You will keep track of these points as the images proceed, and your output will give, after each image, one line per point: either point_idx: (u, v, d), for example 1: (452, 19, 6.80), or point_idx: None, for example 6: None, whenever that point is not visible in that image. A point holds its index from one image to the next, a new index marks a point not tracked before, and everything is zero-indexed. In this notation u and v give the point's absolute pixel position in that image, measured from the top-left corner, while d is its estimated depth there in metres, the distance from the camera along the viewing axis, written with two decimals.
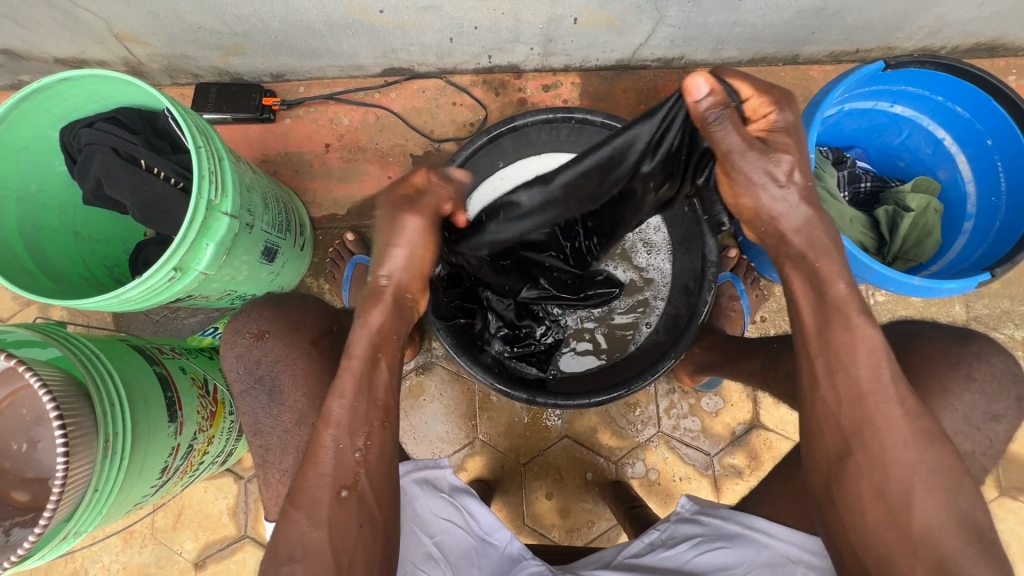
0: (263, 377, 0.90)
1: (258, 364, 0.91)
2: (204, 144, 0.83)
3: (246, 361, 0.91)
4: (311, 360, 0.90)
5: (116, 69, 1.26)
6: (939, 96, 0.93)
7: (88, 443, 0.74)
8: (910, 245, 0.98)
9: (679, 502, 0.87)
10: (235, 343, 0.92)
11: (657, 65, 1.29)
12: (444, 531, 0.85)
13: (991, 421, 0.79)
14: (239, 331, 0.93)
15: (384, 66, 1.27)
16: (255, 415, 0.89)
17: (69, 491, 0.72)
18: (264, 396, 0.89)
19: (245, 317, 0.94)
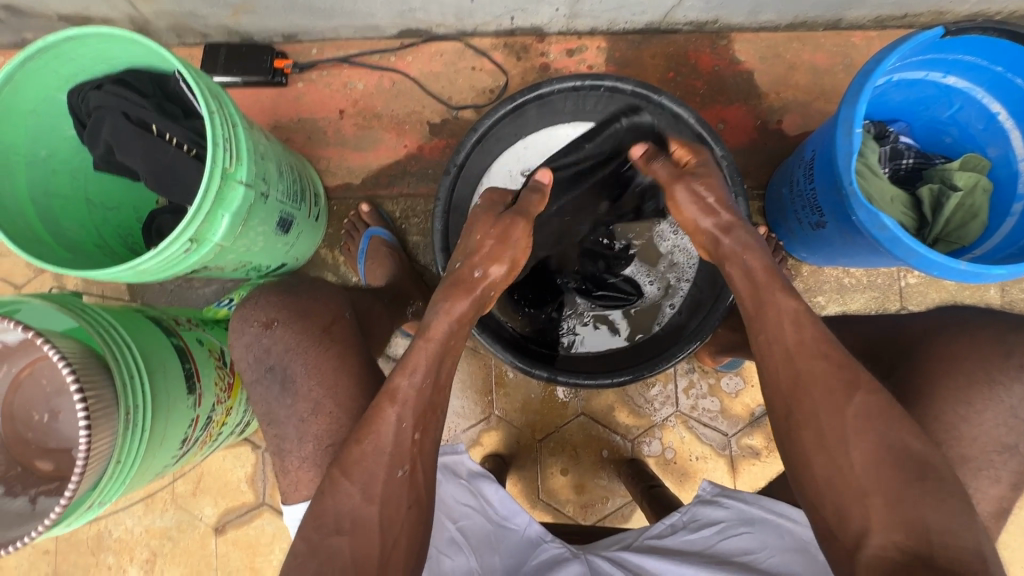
0: (274, 367, 0.85)
1: (269, 355, 0.86)
2: (217, 109, 0.79)
3: (256, 351, 0.86)
4: (327, 343, 0.88)
5: (122, 27, 1.21)
6: (998, 67, 0.86)
7: (110, 416, 0.74)
8: (952, 227, 0.93)
9: (700, 485, 0.87)
10: (246, 330, 0.87)
11: (689, 29, 1.22)
12: (464, 516, 0.85)
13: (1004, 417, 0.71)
14: (247, 320, 0.87)
15: (400, 27, 1.21)
16: (267, 404, 0.85)
17: (93, 463, 0.71)
18: (276, 387, 0.85)
19: (257, 298, 0.89)
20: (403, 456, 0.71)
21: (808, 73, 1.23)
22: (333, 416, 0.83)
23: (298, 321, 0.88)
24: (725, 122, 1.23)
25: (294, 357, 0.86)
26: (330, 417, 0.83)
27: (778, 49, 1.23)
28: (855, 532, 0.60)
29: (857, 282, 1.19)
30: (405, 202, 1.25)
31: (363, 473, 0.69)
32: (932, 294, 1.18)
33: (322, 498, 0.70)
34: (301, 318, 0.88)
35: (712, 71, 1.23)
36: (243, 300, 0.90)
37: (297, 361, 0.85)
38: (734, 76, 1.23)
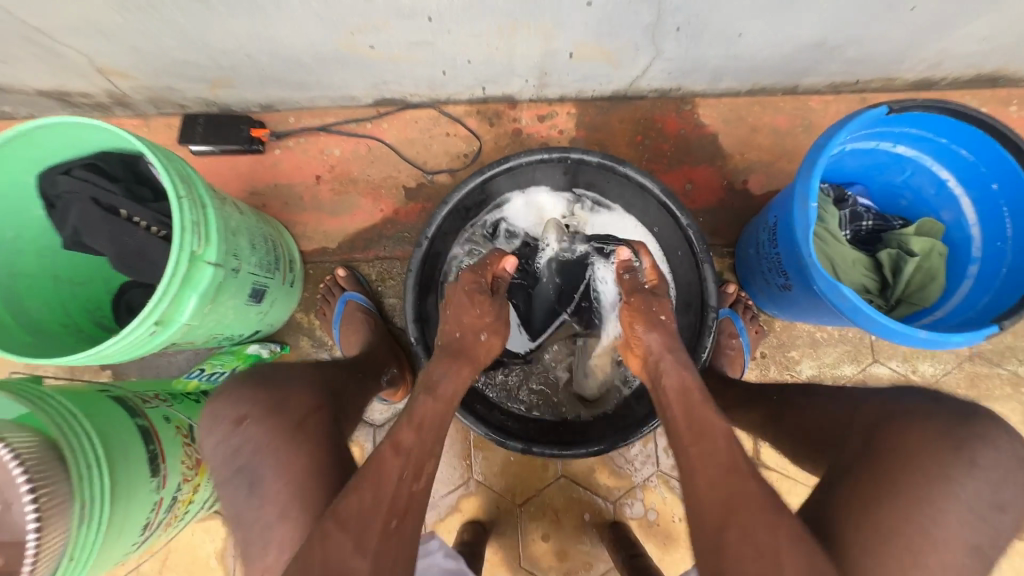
0: (243, 469, 0.71)
1: (237, 456, 0.72)
2: (187, 193, 0.81)
3: (223, 451, 0.72)
4: (301, 442, 0.73)
5: (100, 100, 1.22)
6: (942, 138, 0.90)
7: (64, 509, 0.72)
8: (914, 288, 0.95)
9: None
10: (212, 428, 0.74)
11: (654, 95, 1.27)
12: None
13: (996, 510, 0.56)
14: (218, 415, 0.74)
15: (376, 97, 1.24)
16: (234, 507, 0.71)
17: (43, 562, 0.68)
18: (243, 489, 0.71)
19: (226, 393, 0.76)
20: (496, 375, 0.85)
21: (770, 135, 1.28)
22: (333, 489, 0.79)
23: (276, 416, 0.74)
24: (693, 182, 1.27)
25: (264, 458, 0.71)
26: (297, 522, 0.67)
27: (740, 113, 1.28)
28: None
29: (830, 336, 1.20)
30: (381, 265, 1.26)
31: None
32: (902, 347, 1.21)
33: None
34: (281, 411, 0.74)
35: (678, 134, 1.28)
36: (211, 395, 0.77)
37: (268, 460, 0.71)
38: (699, 139, 1.28)
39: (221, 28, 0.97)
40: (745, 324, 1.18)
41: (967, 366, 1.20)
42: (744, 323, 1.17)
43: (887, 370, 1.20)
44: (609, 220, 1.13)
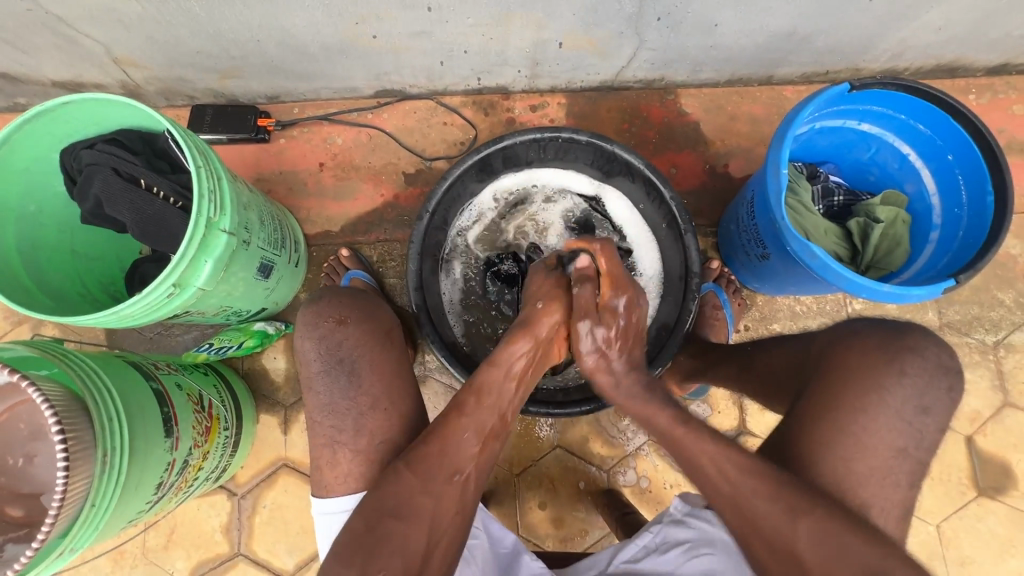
0: (345, 360, 0.80)
1: (340, 349, 0.80)
2: (204, 164, 0.86)
3: (328, 344, 0.80)
4: (388, 345, 0.83)
5: (113, 91, 1.28)
6: (901, 115, 0.98)
7: (87, 457, 0.76)
8: (882, 253, 1.02)
9: (674, 504, 0.86)
10: (317, 326, 0.81)
11: (639, 86, 1.35)
12: (470, 539, 0.87)
13: (921, 413, 0.67)
14: (320, 314, 0.81)
15: (377, 88, 1.31)
16: (330, 396, 0.79)
17: (67, 504, 0.73)
18: (342, 379, 0.79)
19: (330, 296, 0.83)
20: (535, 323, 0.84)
21: (748, 122, 1.36)
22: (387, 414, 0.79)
23: (370, 322, 0.83)
24: (677, 166, 1.34)
25: (361, 355, 0.80)
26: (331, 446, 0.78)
27: (720, 102, 1.36)
28: (786, 536, 0.65)
29: (808, 309, 1.27)
30: (382, 247, 1.32)
31: None
32: (877, 318, 1.28)
33: None
34: (374, 318, 0.83)
35: (662, 122, 1.36)
36: (312, 299, 0.84)
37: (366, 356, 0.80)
38: (683, 126, 1.36)
39: (234, 19, 1.04)
40: (729, 298, 1.24)
41: (938, 335, 1.27)
42: (728, 296, 1.24)
43: None
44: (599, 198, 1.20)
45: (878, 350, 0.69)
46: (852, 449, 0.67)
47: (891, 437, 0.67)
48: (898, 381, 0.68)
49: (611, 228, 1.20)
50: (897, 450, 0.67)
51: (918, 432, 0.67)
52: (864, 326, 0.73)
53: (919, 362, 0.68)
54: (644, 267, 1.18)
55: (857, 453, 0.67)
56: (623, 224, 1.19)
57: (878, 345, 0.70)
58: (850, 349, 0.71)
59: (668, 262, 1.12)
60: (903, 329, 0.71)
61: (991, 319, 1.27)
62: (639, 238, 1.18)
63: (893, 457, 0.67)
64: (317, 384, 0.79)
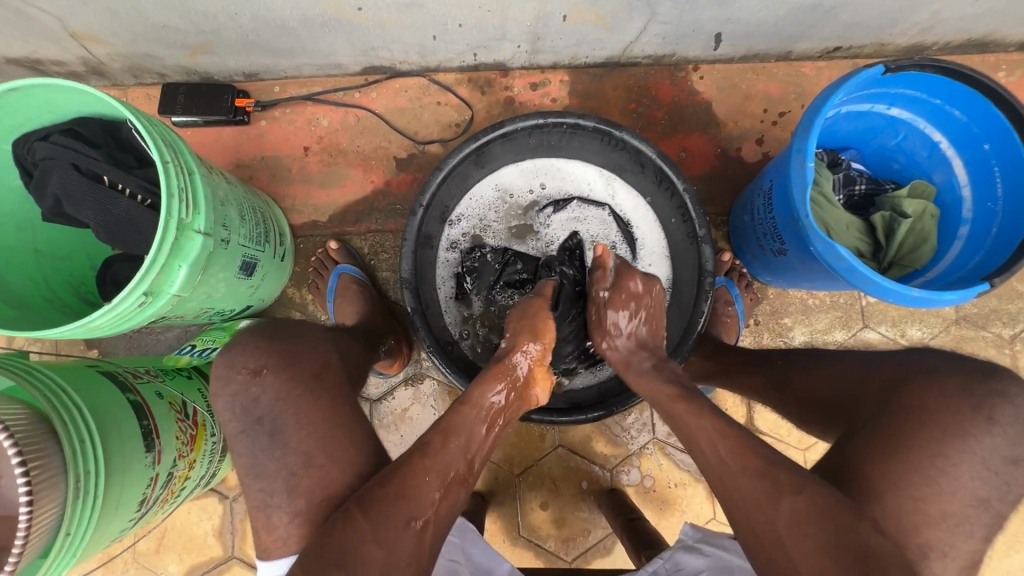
0: (263, 419, 0.71)
1: (257, 405, 0.71)
2: (172, 159, 0.78)
3: (242, 401, 0.71)
4: (318, 394, 0.74)
5: (75, 69, 1.17)
6: (936, 99, 0.90)
7: (55, 484, 0.70)
8: (906, 251, 0.96)
9: (683, 531, 0.90)
10: (230, 380, 0.72)
11: (648, 62, 1.25)
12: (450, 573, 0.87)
13: (1011, 465, 0.63)
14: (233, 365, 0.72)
15: (364, 65, 1.21)
16: (253, 456, 0.71)
17: (34, 537, 0.67)
18: (264, 438, 0.71)
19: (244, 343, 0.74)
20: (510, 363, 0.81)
21: (763, 102, 1.27)
22: (324, 471, 0.70)
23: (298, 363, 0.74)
24: (687, 150, 1.26)
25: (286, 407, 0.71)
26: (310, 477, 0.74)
27: (734, 80, 1.27)
28: None
29: (821, 303, 1.22)
30: (373, 238, 1.24)
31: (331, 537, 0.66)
32: (892, 312, 1.23)
33: None
34: (297, 362, 0.75)
35: (672, 101, 1.27)
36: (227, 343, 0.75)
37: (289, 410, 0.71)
38: (693, 106, 1.27)
39: None
40: (740, 292, 1.19)
41: (954, 330, 1.22)
42: (739, 291, 1.18)
43: (877, 334, 1.22)
44: (609, 189, 1.12)
45: (962, 395, 0.64)
46: (920, 486, 0.61)
47: (974, 486, 0.62)
48: (987, 428, 0.63)
49: (621, 221, 1.11)
50: (979, 500, 0.62)
51: (1004, 483, 0.62)
52: (944, 363, 0.68)
53: (1011, 409, 0.63)
54: (652, 265, 1.10)
55: (931, 494, 0.62)
56: (634, 217, 1.11)
57: (961, 388, 0.65)
58: (921, 387, 0.66)
59: (679, 260, 1.05)
60: (994, 371, 0.66)
61: (1010, 312, 1.21)
62: (650, 233, 1.10)
63: (973, 506, 0.62)
64: (236, 446, 0.71)
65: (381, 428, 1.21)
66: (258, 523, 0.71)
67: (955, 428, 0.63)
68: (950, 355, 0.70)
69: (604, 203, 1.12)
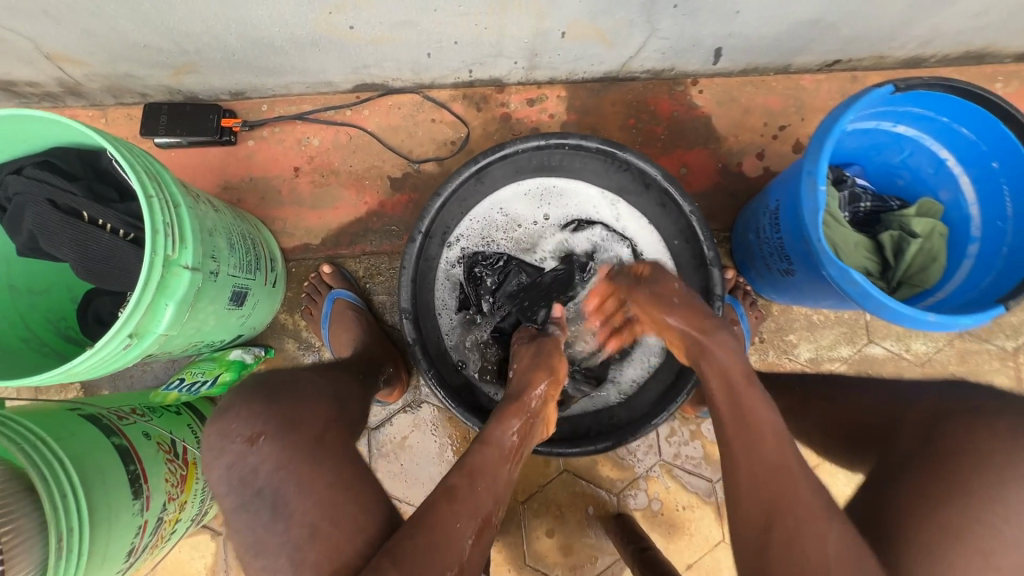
0: (263, 491, 0.62)
1: (256, 478, 0.62)
2: (156, 192, 0.73)
3: (239, 474, 0.62)
4: (320, 457, 0.65)
5: (51, 90, 1.12)
6: (944, 117, 0.88)
7: (29, 547, 0.66)
8: (915, 270, 0.95)
9: None
10: (223, 452, 0.63)
11: (646, 76, 1.23)
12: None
13: None
14: (228, 435, 0.63)
15: (355, 82, 1.17)
16: (253, 533, 0.62)
17: None
18: (265, 512, 0.61)
19: (238, 407, 0.65)
20: (525, 399, 0.78)
21: (763, 116, 1.25)
22: (334, 542, 0.61)
23: (294, 430, 0.65)
24: (687, 166, 1.24)
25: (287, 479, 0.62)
26: None
27: (733, 94, 1.25)
28: None
29: (825, 318, 1.20)
30: (368, 260, 1.20)
31: None
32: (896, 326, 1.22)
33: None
34: (295, 429, 0.65)
35: (671, 116, 1.24)
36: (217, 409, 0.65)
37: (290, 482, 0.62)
38: (693, 121, 1.24)
39: (185, 10, 0.89)
40: (745, 310, 1.17)
41: (959, 343, 1.21)
42: (744, 309, 1.17)
43: (882, 349, 1.20)
44: (614, 210, 1.08)
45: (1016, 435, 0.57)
46: None
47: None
48: None
49: (627, 244, 1.07)
50: None
51: None
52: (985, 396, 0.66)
53: None
54: None
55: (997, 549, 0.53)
56: (640, 238, 1.07)
57: None
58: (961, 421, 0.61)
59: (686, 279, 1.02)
60: None
61: (1012, 324, 1.21)
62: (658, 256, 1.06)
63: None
64: (233, 521, 0.62)
65: (380, 457, 1.17)
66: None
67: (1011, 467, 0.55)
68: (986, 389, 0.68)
69: (609, 225, 1.08)
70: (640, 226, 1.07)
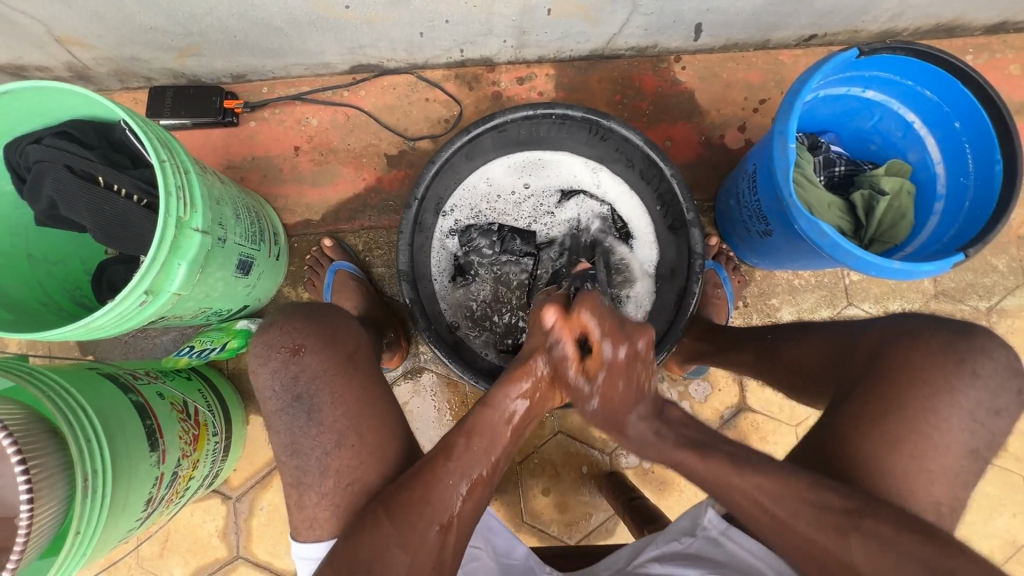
0: (301, 397, 0.72)
1: (297, 383, 0.73)
2: (168, 158, 0.78)
3: (282, 378, 0.73)
4: (351, 373, 0.75)
5: (60, 74, 1.17)
6: (908, 81, 0.94)
7: (55, 483, 0.71)
8: (885, 226, 1.00)
9: (706, 515, 0.78)
10: (269, 359, 0.74)
11: (631, 54, 1.28)
12: (471, 558, 0.82)
13: (992, 415, 0.68)
14: (271, 345, 0.74)
15: (352, 63, 1.22)
16: (292, 434, 0.72)
17: (34, 536, 0.68)
18: (301, 416, 0.72)
19: (283, 322, 0.76)
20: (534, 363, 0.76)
21: (744, 90, 1.30)
22: (336, 463, 0.72)
23: (331, 345, 0.75)
24: (672, 139, 1.29)
25: (323, 386, 0.73)
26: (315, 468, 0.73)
27: (715, 69, 1.30)
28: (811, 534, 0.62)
29: (806, 283, 1.26)
30: (367, 235, 1.25)
31: None
32: (874, 289, 1.27)
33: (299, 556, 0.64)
34: (334, 342, 0.75)
35: (656, 91, 1.30)
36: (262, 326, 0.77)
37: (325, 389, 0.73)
38: (677, 96, 1.30)
39: None
40: (729, 275, 1.22)
41: (935, 304, 1.26)
42: (728, 274, 1.22)
43: (860, 311, 1.26)
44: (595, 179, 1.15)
45: (945, 352, 0.69)
46: (918, 447, 0.66)
47: (958, 436, 0.67)
48: (971, 382, 0.68)
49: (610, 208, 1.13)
50: (969, 450, 0.67)
51: (988, 433, 0.68)
52: (934, 328, 0.72)
53: (990, 363, 0.69)
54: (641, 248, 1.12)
55: (930, 453, 0.66)
56: (620, 204, 1.14)
57: (941, 346, 0.70)
58: (908, 347, 0.71)
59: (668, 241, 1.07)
60: (970, 329, 0.71)
61: (984, 285, 1.26)
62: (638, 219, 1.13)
63: (965, 458, 0.67)
64: (276, 421, 0.73)
65: None
66: (291, 501, 0.72)
67: (942, 383, 0.68)
68: (929, 317, 0.75)
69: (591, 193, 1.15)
70: (621, 193, 1.14)
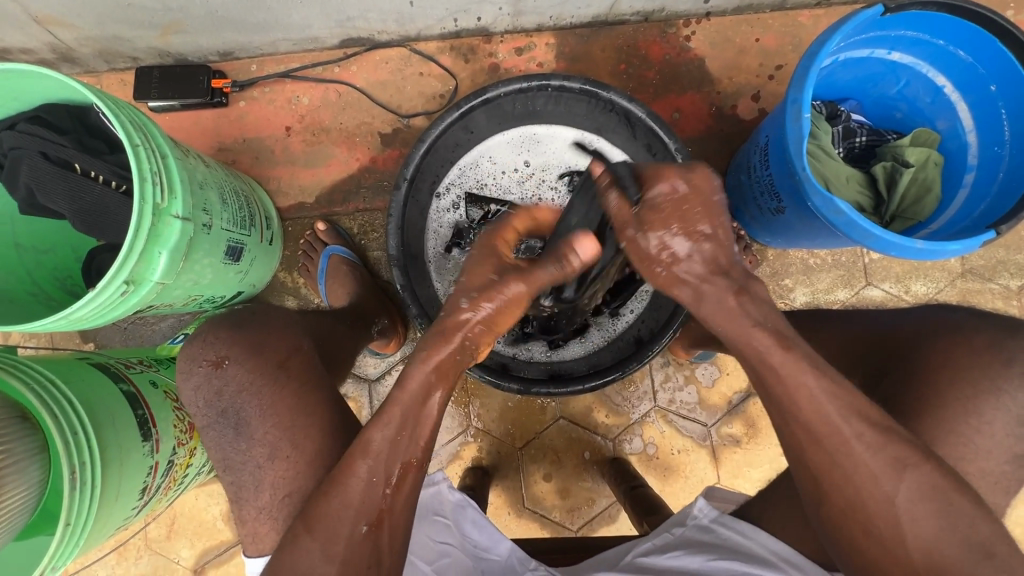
0: (227, 412, 0.72)
1: (219, 398, 0.72)
2: (143, 141, 0.75)
3: (205, 394, 0.72)
4: (283, 381, 0.73)
5: (44, 56, 1.14)
6: (940, 40, 0.86)
7: (24, 471, 0.72)
8: (909, 202, 0.93)
9: (696, 504, 0.78)
10: (192, 372, 0.73)
11: (636, 19, 1.20)
12: (442, 555, 0.81)
13: None
14: (195, 358, 0.73)
15: (341, 37, 1.16)
16: (221, 450, 0.72)
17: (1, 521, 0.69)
18: (229, 432, 0.72)
19: (205, 333, 0.75)
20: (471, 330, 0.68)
21: (759, 55, 1.21)
22: (317, 452, 0.70)
23: (254, 353, 0.74)
24: (680, 111, 1.22)
25: (246, 398, 0.72)
26: (295, 460, 0.70)
27: (727, 34, 1.21)
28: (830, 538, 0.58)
29: (822, 262, 1.19)
30: (362, 217, 1.22)
31: (325, 527, 0.61)
32: (895, 268, 1.20)
33: (283, 554, 0.62)
34: (258, 351, 0.74)
35: (663, 59, 1.22)
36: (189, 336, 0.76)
37: (250, 403, 0.72)
38: (686, 63, 1.21)
39: None
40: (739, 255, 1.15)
41: (962, 283, 1.18)
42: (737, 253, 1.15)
43: (880, 292, 1.19)
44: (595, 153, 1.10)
45: (991, 351, 0.63)
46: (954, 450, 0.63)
47: (1010, 442, 0.63)
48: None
49: None
50: (1016, 455, 0.63)
51: None
52: (969, 321, 0.67)
53: None
54: None
55: (969, 456, 0.63)
56: None
57: (988, 346, 0.64)
58: (949, 344, 0.65)
59: None
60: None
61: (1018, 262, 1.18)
62: None
63: (1009, 462, 0.63)
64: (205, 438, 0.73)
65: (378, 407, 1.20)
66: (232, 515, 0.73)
67: (976, 381, 0.63)
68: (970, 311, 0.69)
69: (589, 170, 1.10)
70: None
